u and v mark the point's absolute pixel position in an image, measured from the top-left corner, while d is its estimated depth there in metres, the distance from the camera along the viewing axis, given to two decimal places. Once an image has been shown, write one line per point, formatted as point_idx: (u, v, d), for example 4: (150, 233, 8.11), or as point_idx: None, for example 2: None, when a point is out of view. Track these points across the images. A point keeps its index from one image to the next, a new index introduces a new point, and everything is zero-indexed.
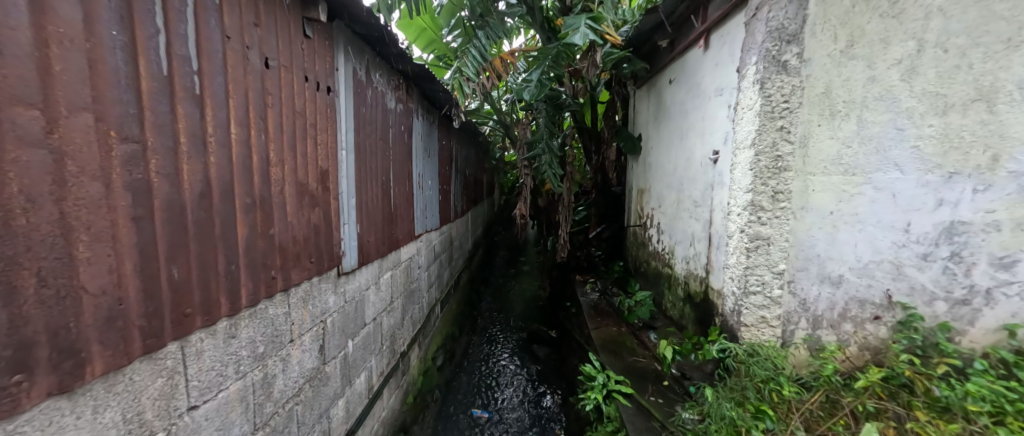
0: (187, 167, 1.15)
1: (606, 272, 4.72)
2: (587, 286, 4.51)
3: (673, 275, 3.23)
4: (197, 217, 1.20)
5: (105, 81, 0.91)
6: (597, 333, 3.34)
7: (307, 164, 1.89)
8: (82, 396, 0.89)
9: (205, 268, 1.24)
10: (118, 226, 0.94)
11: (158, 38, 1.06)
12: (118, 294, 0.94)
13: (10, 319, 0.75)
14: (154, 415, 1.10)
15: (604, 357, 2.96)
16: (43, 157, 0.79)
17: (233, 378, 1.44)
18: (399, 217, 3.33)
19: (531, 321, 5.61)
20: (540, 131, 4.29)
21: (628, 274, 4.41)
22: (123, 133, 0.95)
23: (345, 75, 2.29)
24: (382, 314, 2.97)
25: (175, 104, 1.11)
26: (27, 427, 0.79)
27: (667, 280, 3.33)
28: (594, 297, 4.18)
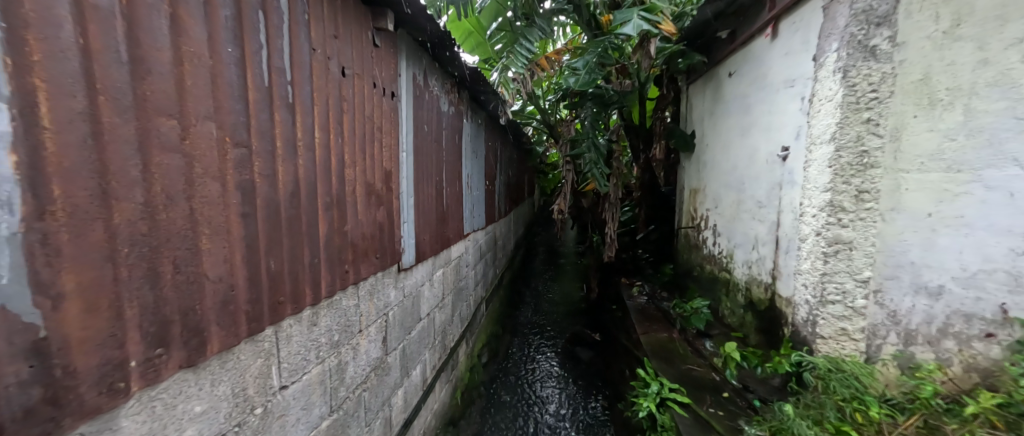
0: (281, 169, 1.27)
1: (654, 275, 4.53)
2: (634, 289, 4.33)
3: (731, 280, 3.04)
4: (289, 215, 1.32)
5: (223, 93, 1.02)
6: (647, 338, 3.21)
7: (374, 165, 2.01)
8: (203, 370, 1.01)
9: (295, 261, 1.37)
10: (231, 221, 1.06)
11: (262, 53, 1.18)
12: (230, 281, 1.06)
13: (157, 302, 0.85)
14: (255, 392, 1.22)
15: (656, 364, 2.83)
16: (179, 160, 0.89)
17: (314, 363, 1.57)
18: (450, 216, 3.45)
19: (574, 324, 5.51)
20: (586, 131, 4.21)
21: (678, 279, 4.21)
22: (235, 138, 1.07)
23: (406, 80, 2.40)
24: (435, 309, 3.09)
25: (273, 112, 1.23)
26: (164, 394, 0.90)
27: (724, 285, 3.14)
28: (642, 300, 4.03)
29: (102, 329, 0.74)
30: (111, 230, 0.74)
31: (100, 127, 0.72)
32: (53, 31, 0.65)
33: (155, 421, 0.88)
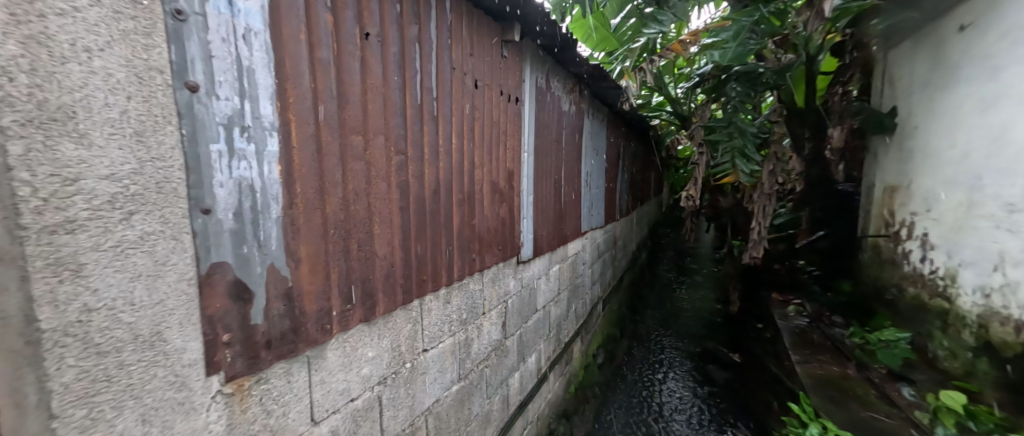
0: (427, 170, 1.55)
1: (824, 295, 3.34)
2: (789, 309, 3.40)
3: (953, 313, 2.13)
4: (432, 208, 1.59)
5: (391, 112, 1.30)
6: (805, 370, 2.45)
7: (499, 166, 2.23)
8: (375, 326, 1.32)
9: (435, 247, 1.65)
10: (393, 213, 1.34)
11: (416, 77, 1.45)
12: (392, 260, 1.36)
13: (348, 271, 1.14)
14: (406, 349, 1.52)
15: (817, 403, 2.15)
16: (365, 166, 1.17)
17: (447, 335, 1.86)
18: (568, 214, 3.54)
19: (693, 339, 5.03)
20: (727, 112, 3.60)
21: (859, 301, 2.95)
22: (397, 148, 1.35)
23: (529, 84, 2.58)
24: (550, 303, 3.23)
25: (423, 123, 1.50)
26: (353, 335, 1.21)
27: (941, 320, 2.20)
28: (802, 323, 3.11)
29: (319, 287, 1.03)
30: (325, 218, 1.03)
31: (319, 146, 1.00)
32: (299, 80, 0.93)
33: (346, 357, 1.18)
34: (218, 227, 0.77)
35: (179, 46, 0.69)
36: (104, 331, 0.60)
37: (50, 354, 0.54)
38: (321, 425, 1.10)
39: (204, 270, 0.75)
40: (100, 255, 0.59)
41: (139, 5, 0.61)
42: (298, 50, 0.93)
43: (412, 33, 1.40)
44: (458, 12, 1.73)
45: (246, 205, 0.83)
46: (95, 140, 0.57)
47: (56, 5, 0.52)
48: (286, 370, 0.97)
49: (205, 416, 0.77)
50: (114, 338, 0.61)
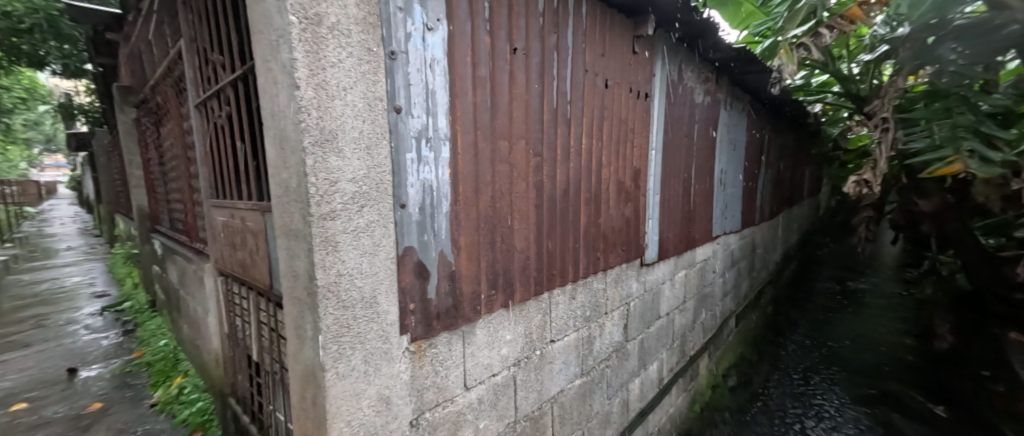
0: (560, 170, 1.63)
1: None
2: None
3: None
4: (562, 207, 1.67)
5: (531, 118, 1.42)
6: None
7: (625, 165, 2.20)
8: (512, 311, 1.45)
9: (563, 244, 1.73)
10: (530, 210, 1.46)
11: (554, 83, 1.54)
12: (527, 253, 1.48)
13: (493, 260, 1.30)
14: (537, 337, 1.64)
15: None
16: (509, 168, 1.31)
17: (572, 329, 1.92)
18: (697, 216, 3.25)
19: (858, 374, 4.10)
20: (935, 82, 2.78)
21: None
22: (535, 150, 1.46)
23: (660, 77, 2.46)
24: (675, 311, 3.03)
25: (557, 127, 1.58)
26: (496, 318, 1.36)
27: None
28: None
29: (472, 273, 1.20)
30: (478, 213, 1.19)
31: (476, 151, 1.16)
32: (465, 95, 1.10)
33: (489, 335, 1.34)
34: (408, 218, 0.97)
35: (390, 78, 0.89)
36: (347, 290, 0.83)
37: (321, 303, 0.78)
38: (471, 392, 1.27)
39: (400, 251, 0.96)
40: (346, 235, 0.81)
41: (371, 51, 0.82)
42: (465, 72, 1.09)
43: (551, 41, 1.49)
44: (593, 16, 1.77)
45: (426, 201, 1.02)
46: (346, 153, 0.79)
47: (329, 59, 0.74)
48: (448, 340, 1.15)
49: (399, 365, 0.98)
50: (352, 297, 0.84)
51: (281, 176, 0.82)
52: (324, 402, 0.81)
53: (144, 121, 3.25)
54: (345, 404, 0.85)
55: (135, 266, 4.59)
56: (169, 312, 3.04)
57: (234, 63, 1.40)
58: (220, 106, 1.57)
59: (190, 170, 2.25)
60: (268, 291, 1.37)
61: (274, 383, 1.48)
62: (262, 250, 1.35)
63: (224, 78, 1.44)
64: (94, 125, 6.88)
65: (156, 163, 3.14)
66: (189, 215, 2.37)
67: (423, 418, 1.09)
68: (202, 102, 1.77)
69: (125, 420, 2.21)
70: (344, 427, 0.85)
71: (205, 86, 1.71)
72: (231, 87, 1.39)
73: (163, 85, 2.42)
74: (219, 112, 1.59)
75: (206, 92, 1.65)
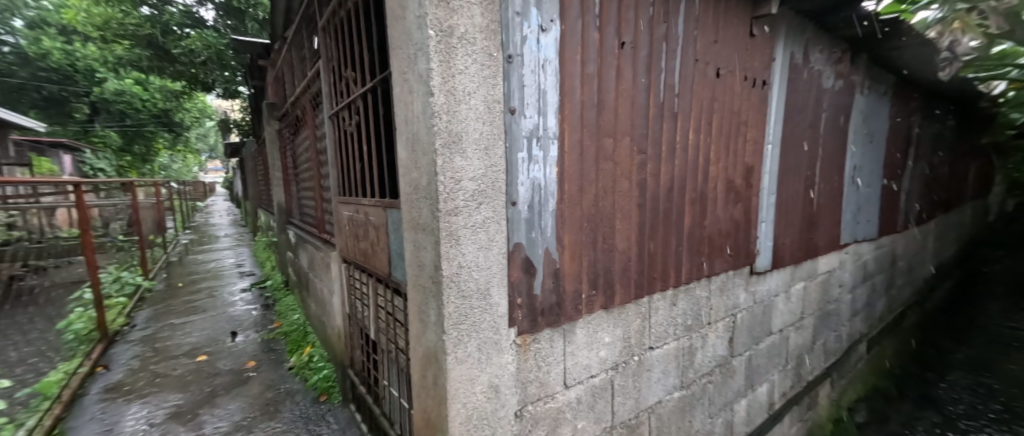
0: (664, 169, 1.54)
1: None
2: None
3: None
4: (665, 208, 1.58)
5: (637, 114, 1.36)
6: None
7: (736, 161, 1.98)
8: (611, 314, 1.41)
9: (666, 246, 1.62)
10: (633, 210, 1.41)
11: (662, 76, 1.45)
12: (628, 254, 1.42)
13: (594, 260, 1.27)
14: (635, 342, 1.57)
15: None
16: (613, 167, 1.27)
17: (672, 337, 1.80)
18: (822, 220, 2.79)
19: None
20: None
21: None
22: (640, 148, 1.39)
23: (782, 61, 2.17)
24: (790, 328, 2.65)
25: (663, 123, 1.49)
26: (595, 320, 1.34)
27: None
28: None
29: (575, 272, 1.19)
30: (582, 212, 1.18)
31: (582, 150, 1.15)
32: (574, 95, 1.10)
33: (589, 335, 1.32)
34: (517, 215, 1.00)
35: (506, 81, 0.94)
36: (466, 280, 0.92)
37: (445, 290, 0.89)
38: (570, 391, 1.27)
39: (510, 247, 1.00)
40: (466, 230, 0.91)
41: (492, 57, 0.90)
42: (574, 71, 1.09)
43: (660, 33, 1.41)
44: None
45: (535, 199, 1.04)
46: (467, 153, 0.89)
47: (458, 67, 0.85)
48: (551, 336, 1.16)
49: (507, 357, 1.03)
50: (469, 286, 0.93)
51: (411, 175, 0.98)
52: (446, 383, 0.92)
53: (285, 131, 3.87)
54: (461, 387, 0.94)
55: (273, 252, 5.52)
56: (300, 291, 3.59)
57: (364, 78, 1.61)
58: (350, 116, 1.81)
59: (321, 173, 2.63)
60: (387, 278, 1.53)
61: (388, 361, 1.66)
62: (382, 242, 1.51)
63: (355, 92, 1.66)
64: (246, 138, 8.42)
65: (293, 166, 3.72)
66: (318, 210, 2.77)
67: (526, 410, 1.12)
68: (334, 113, 2.06)
69: (271, 377, 2.67)
70: (461, 408, 0.94)
71: (338, 99, 1.98)
72: (361, 98, 1.59)
73: (302, 100, 2.86)
74: (349, 121, 1.83)
75: (339, 104, 1.91)
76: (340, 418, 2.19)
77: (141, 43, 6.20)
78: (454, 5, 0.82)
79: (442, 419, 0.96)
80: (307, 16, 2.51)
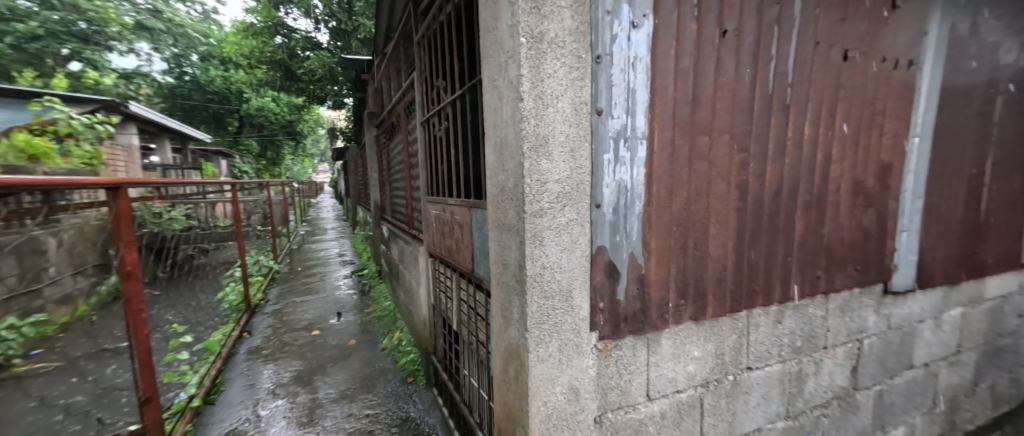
0: (771, 169, 1.38)
1: None
2: None
3: None
4: (771, 212, 1.41)
5: (738, 109, 1.24)
6: None
7: (865, 159, 1.67)
8: (702, 326, 1.30)
9: (771, 255, 1.45)
10: (731, 212, 1.29)
11: (772, 64, 1.30)
12: (725, 261, 1.31)
13: (684, 268, 1.18)
14: (731, 360, 1.44)
15: None
16: (707, 168, 1.16)
17: (776, 359, 1.60)
18: (994, 231, 2.20)
19: None
20: None
21: None
22: (742, 146, 1.27)
23: (939, 36, 1.76)
24: (940, 362, 2.15)
25: (772, 117, 1.34)
26: (682, 332, 1.25)
27: None
28: None
29: (662, 278, 1.13)
30: (672, 216, 1.11)
31: (673, 150, 1.08)
32: (665, 91, 1.03)
33: (676, 347, 1.24)
34: (601, 218, 0.98)
35: (594, 82, 0.93)
36: (549, 281, 0.94)
37: (529, 289, 0.92)
38: (654, 404, 1.21)
39: (592, 250, 0.99)
40: (550, 231, 0.92)
41: (580, 58, 0.90)
42: (668, 68, 1.03)
43: (771, 17, 1.27)
44: None
45: (621, 202, 1.01)
46: (553, 155, 0.90)
47: (547, 71, 0.87)
48: (633, 345, 1.12)
49: (588, 360, 1.02)
50: (552, 288, 0.94)
51: (498, 178, 1.03)
52: (528, 379, 0.94)
53: (382, 137, 4.27)
54: (541, 386, 0.96)
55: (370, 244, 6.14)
56: (391, 280, 3.95)
57: (454, 85, 1.72)
58: (440, 121, 1.94)
59: (412, 175, 2.86)
60: (470, 273, 1.60)
61: (469, 351, 1.74)
62: (466, 239, 1.60)
63: (445, 100, 1.78)
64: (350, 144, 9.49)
65: (388, 169, 4.09)
66: (409, 208, 3.01)
67: (606, 417, 1.10)
68: (425, 119, 2.22)
69: (367, 355, 2.98)
70: (541, 406, 0.96)
71: (429, 106, 2.13)
72: (451, 104, 1.70)
73: (397, 109, 3.14)
74: (439, 126, 1.96)
75: (430, 111, 2.06)
76: (424, 400, 2.36)
77: (274, 66, 7.36)
78: (544, 11, 0.85)
79: (523, 414, 0.98)
80: (405, 31, 2.75)
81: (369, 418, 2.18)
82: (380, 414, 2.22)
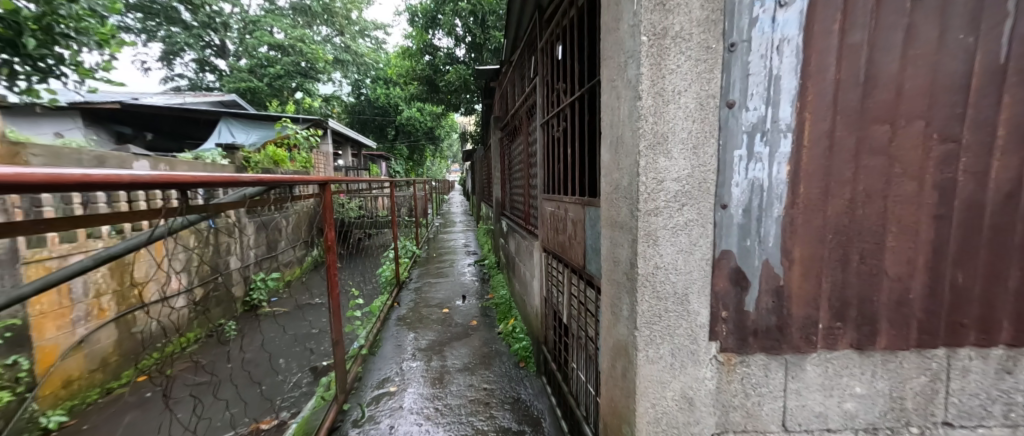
0: (996, 164, 0.84)
1: None
2: None
3: None
4: (998, 224, 0.86)
5: (943, 89, 0.83)
6: None
7: None
8: (868, 358, 0.93)
9: (992, 284, 0.88)
10: (921, 222, 0.86)
11: (1008, 23, 0.81)
12: (910, 282, 0.88)
13: (848, 284, 0.89)
14: (912, 407, 0.94)
15: None
16: (881, 163, 0.85)
17: (998, 423, 0.93)
18: None
19: None
20: None
21: None
22: (946, 133, 0.84)
23: None
24: None
25: (1002, 95, 0.83)
26: (833, 360, 0.93)
27: None
28: None
29: (809, 293, 0.89)
30: (827, 220, 0.87)
31: (831, 144, 0.85)
32: (823, 74, 0.83)
33: (829, 379, 0.94)
34: (728, 219, 0.89)
35: (726, 73, 0.85)
36: (662, 282, 0.91)
37: (640, 289, 0.91)
38: None
39: (715, 254, 0.91)
40: (665, 231, 0.89)
41: (710, 49, 0.84)
42: (828, 45, 0.82)
43: None
44: None
45: (755, 203, 0.88)
46: (673, 154, 0.87)
47: (669, 66, 0.85)
48: (765, 365, 0.93)
49: (705, 371, 0.94)
50: (666, 289, 0.91)
51: (613, 176, 1.04)
52: (636, 377, 0.93)
53: (505, 139, 4.56)
54: (650, 387, 0.94)
55: (491, 237, 6.57)
56: (508, 271, 4.20)
57: (574, 88, 1.76)
58: (559, 122, 2.00)
59: (530, 175, 3.01)
60: (581, 270, 1.63)
61: (578, 345, 1.77)
62: (579, 236, 1.61)
63: (565, 101, 1.83)
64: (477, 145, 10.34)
65: (509, 169, 4.36)
66: (527, 205, 3.17)
67: None
68: (545, 122, 2.32)
69: (486, 336, 3.25)
70: (650, 407, 0.94)
71: (549, 108, 2.22)
72: (569, 106, 1.75)
73: (520, 112, 3.32)
74: (557, 127, 2.03)
75: (550, 113, 2.14)
76: (534, 385, 2.47)
77: (420, 81, 8.52)
78: (669, 5, 0.82)
79: (629, 411, 0.98)
80: (529, 39, 2.90)
81: (486, 391, 2.40)
82: (496, 389, 2.42)
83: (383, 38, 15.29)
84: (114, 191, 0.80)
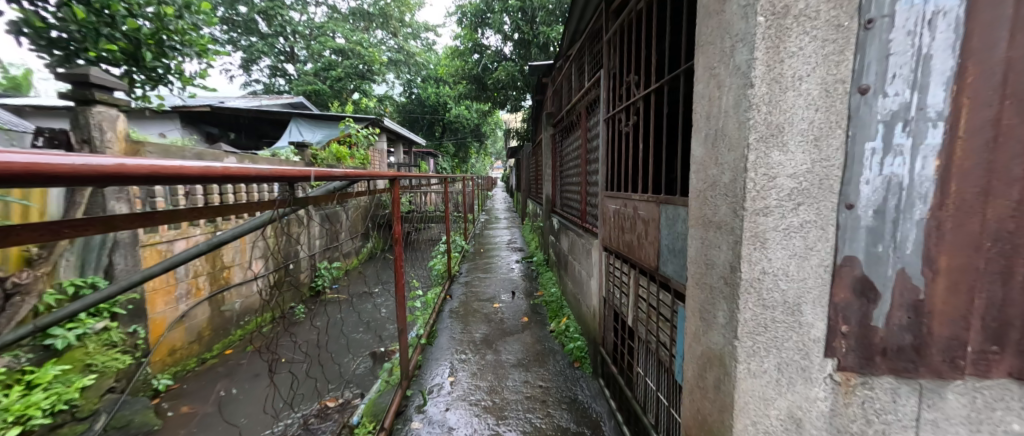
0: None
1: None
2: None
3: None
4: None
5: None
6: None
7: None
8: None
9: None
10: None
11: None
12: None
13: (1014, 302, 0.72)
14: None
15: None
16: None
17: None
18: None
19: None
20: None
21: None
22: None
23: None
24: None
25: None
26: (983, 389, 0.78)
27: None
28: None
29: (957, 310, 0.76)
30: (985, 225, 0.72)
31: (996, 134, 0.70)
32: (989, 50, 0.69)
33: (977, 411, 0.79)
34: (855, 221, 0.79)
35: (860, 54, 0.76)
36: (770, 289, 0.83)
37: (742, 296, 0.84)
38: None
39: (836, 260, 0.81)
40: (776, 233, 0.81)
41: (841, 27, 0.75)
42: (999, 14, 0.68)
43: None
44: None
45: (890, 203, 0.77)
46: (790, 147, 0.78)
47: (789, 49, 0.76)
48: (893, 388, 0.81)
49: (819, 390, 0.84)
50: (773, 297, 0.83)
51: (709, 172, 0.95)
52: (734, 391, 0.86)
53: (558, 136, 4.49)
54: (751, 403, 0.86)
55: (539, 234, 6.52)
56: (559, 269, 4.14)
57: (648, 79, 1.65)
58: (628, 117, 1.89)
59: (588, 172, 2.92)
60: (655, 271, 1.54)
61: (646, 351, 1.69)
62: (653, 235, 1.52)
63: (636, 93, 1.73)
64: (523, 142, 10.34)
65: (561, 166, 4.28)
66: (583, 202, 3.09)
67: None
68: (610, 116, 2.22)
69: (539, 333, 3.23)
70: (749, 424, 0.86)
71: (615, 103, 2.12)
72: (642, 100, 1.64)
73: (577, 107, 3.22)
74: (625, 122, 1.93)
75: (617, 107, 2.04)
76: (591, 387, 2.40)
77: (470, 80, 8.68)
78: None
79: (723, 426, 0.91)
80: (592, 30, 2.79)
81: (542, 389, 2.37)
82: (551, 388, 2.39)
83: (434, 39, 15.78)
84: (243, 182, 0.95)
